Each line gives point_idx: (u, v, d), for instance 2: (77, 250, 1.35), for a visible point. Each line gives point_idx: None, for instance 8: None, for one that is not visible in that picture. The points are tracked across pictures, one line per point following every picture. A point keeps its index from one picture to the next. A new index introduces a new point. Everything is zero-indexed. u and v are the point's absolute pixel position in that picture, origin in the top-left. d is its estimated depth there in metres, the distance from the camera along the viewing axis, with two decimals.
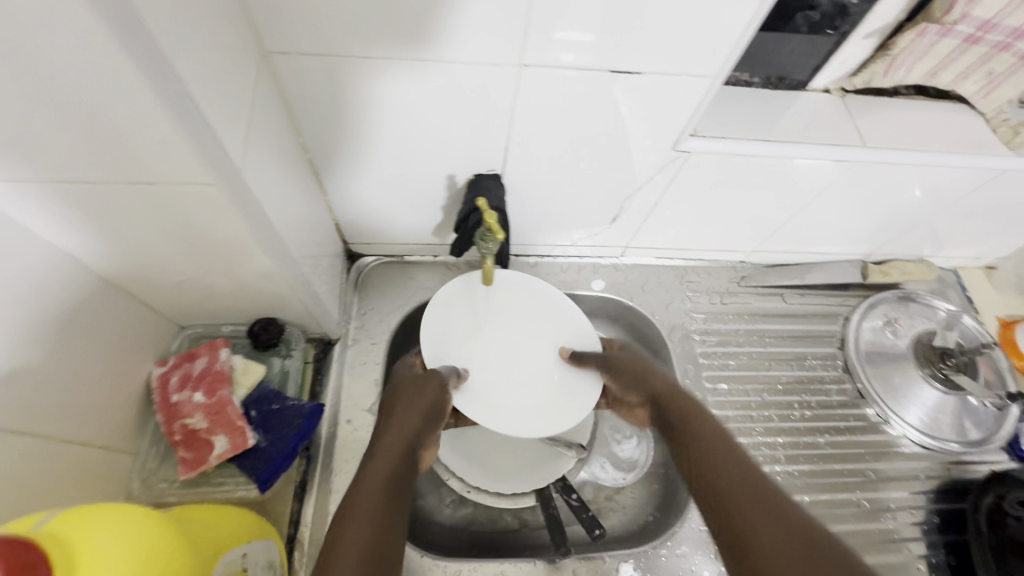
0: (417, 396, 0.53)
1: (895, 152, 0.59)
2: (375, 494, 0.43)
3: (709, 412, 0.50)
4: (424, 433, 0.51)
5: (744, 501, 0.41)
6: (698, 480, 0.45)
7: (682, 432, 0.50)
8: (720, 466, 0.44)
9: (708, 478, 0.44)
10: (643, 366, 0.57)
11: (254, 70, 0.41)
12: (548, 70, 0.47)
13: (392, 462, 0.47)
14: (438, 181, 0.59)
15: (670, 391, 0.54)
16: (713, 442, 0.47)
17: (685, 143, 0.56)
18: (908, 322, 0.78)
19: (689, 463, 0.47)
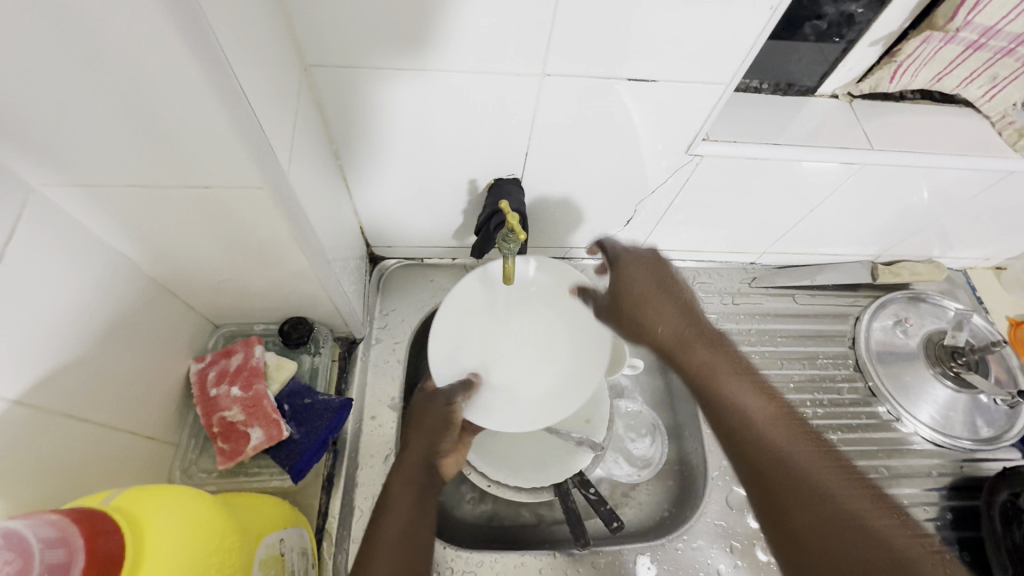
0: (425, 413, 0.55)
1: (903, 155, 0.60)
2: (397, 511, 0.47)
3: (732, 360, 0.53)
4: (443, 444, 0.54)
5: (793, 458, 0.44)
6: (741, 438, 0.47)
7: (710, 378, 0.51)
8: (763, 424, 0.47)
9: (756, 438, 0.46)
10: (663, 312, 0.56)
11: (296, 81, 0.44)
12: (570, 79, 0.49)
13: (413, 478, 0.50)
14: (460, 185, 0.62)
15: (691, 335, 0.55)
16: (750, 400, 0.49)
17: (698, 147, 0.58)
18: (919, 322, 0.79)
19: (726, 415, 0.48)
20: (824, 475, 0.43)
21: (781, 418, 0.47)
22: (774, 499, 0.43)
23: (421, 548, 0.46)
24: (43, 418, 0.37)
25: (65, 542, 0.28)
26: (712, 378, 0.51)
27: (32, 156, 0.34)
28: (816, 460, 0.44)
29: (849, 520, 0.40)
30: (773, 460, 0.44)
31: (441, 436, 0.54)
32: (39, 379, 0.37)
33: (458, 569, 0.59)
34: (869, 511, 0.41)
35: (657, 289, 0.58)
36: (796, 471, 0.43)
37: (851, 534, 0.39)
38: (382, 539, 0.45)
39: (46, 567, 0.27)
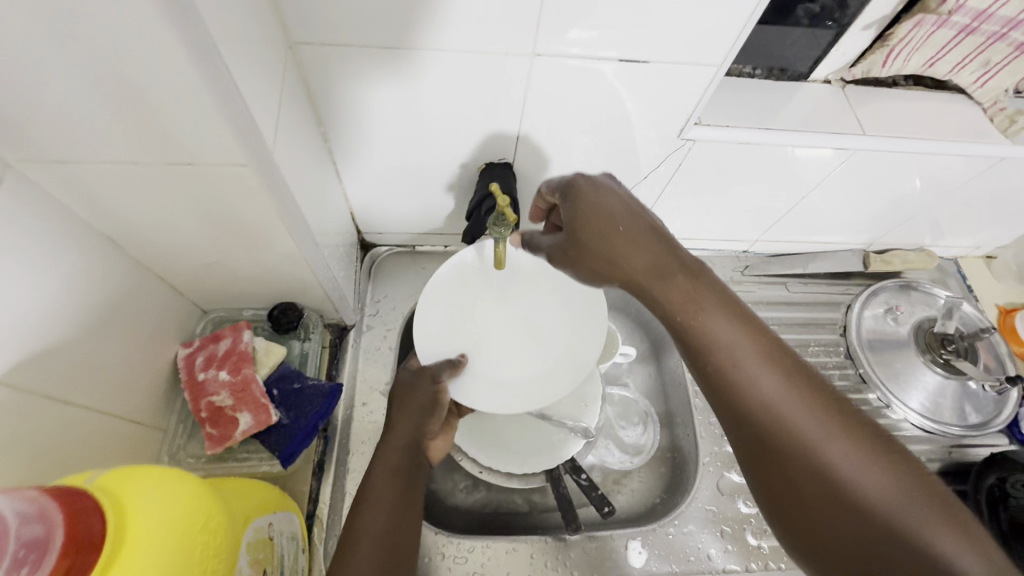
0: (412, 391, 0.54)
1: (895, 140, 0.60)
2: (382, 499, 0.46)
3: (712, 289, 0.40)
4: (428, 425, 0.52)
5: (782, 408, 0.35)
6: (720, 391, 0.37)
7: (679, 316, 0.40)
8: (745, 371, 0.36)
9: (733, 391, 0.37)
10: (626, 240, 0.44)
11: (283, 60, 0.43)
12: (561, 61, 0.49)
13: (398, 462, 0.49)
14: (451, 170, 0.61)
15: (655, 267, 0.42)
16: (730, 338, 0.38)
17: (690, 132, 0.57)
18: (910, 309, 0.79)
19: (699, 361, 0.39)
20: (818, 428, 0.34)
21: (767, 355, 0.37)
22: (760, 460, 0.36)
23: (404, 536, 0.45)
24: (26, 401, 0.37)
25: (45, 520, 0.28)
26: (682, 315, 0.40)
27: (11, 132, 0.33)
28: (808, 410, 0.34)
29: (851, 482, 0.32)
30: (756, 418, 0.35)
31: (429, 416, 0.53)
32: (21, 360, 0.36)
33: (450, 555, 0.59)
34: (873, 468, 0.32)
35: (624, 219, 0.45)
36: (782, 430, 0.34)
37: (845, 499, 0.32)
38: (365, 531, 0.44)
39: (23, 544, 0.27)
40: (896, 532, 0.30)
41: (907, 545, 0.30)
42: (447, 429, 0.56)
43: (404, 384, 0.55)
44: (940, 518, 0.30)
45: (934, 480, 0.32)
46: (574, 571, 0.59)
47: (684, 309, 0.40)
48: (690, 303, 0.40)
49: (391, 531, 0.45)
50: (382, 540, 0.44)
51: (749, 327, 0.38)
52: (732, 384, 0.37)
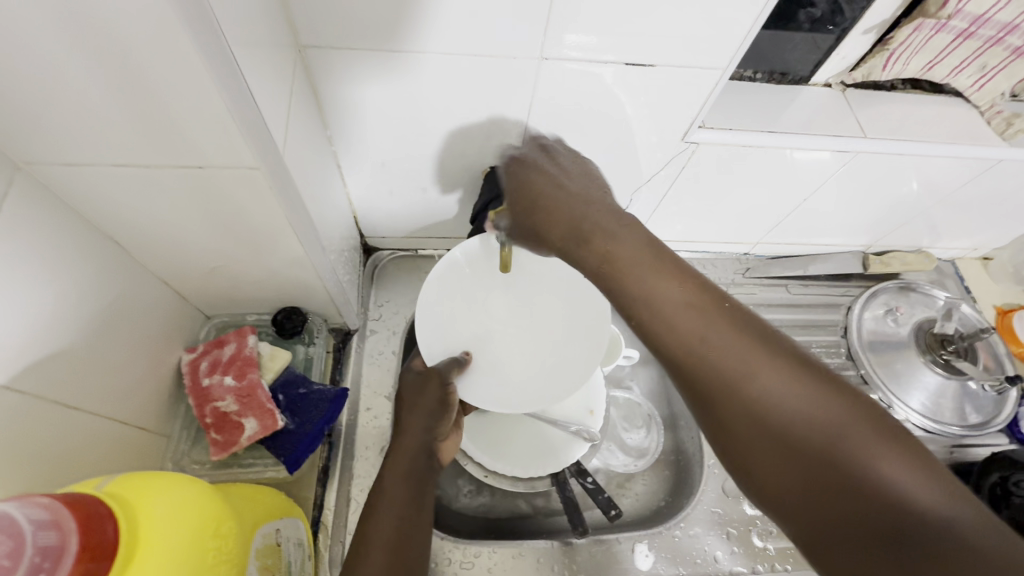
0: (419, 391, 0.55)
1: (895, 143, 0.61)
2: (394, 501, 0.47)
3: (636, 242, 0.40)
4: (436, 425, 0.54)
5: (717, 351, 0.34)
6: (655, 344, 0.37)
7: (611, 274, 0.39)
8: (680, 319, 0.36)
9: (669, 342, 0.36)
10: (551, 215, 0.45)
11: (291, 63, 0.43)
12: (565, 65, 0.49)
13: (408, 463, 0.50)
14: (453, 173, 0.61)
15: (585, 229, 0.42)
16: (658, 289, 0.37)
17: (694, 135, 0.58)
18: (909, 310, 0.80)
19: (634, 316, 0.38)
20: (757, 367, 0.33)
21: (698, 300, 0.36)
22: (706, 409, 0.35)
23: (416, 538, 0.46)
24: (32, 406, 0.36)
25: (58, 527, 0.27)
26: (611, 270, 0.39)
27: (22, 136, 0.33)
28: (746, 350, 0.34)
29: (797, 416, 0.31)
30: (690, 364, 0.35)
31: (439, 418, 0.54)
32: (25, 365, 0.36)
33: (457, 560, 0.59)
34: (811, 398, 0.32)
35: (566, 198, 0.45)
36: (723, 375, 0.34)
37: (791, 435, 0.31)
38: (377, 533, 0.45)
39: (39, 550, 0.26)
40: (839, 458, 0.30)
41: (858, 472, 0.30)
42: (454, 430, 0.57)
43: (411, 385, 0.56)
44: (881, 441, 0.30)
45: (870, 403, 0.32)
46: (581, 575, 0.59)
47: (616, 268, 0.39)
48: (618, 261, 0.39)
49: (401, 532, 0.45)
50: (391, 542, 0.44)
51: (677, 276, 0.38)
52: (668, 335, 0.36)
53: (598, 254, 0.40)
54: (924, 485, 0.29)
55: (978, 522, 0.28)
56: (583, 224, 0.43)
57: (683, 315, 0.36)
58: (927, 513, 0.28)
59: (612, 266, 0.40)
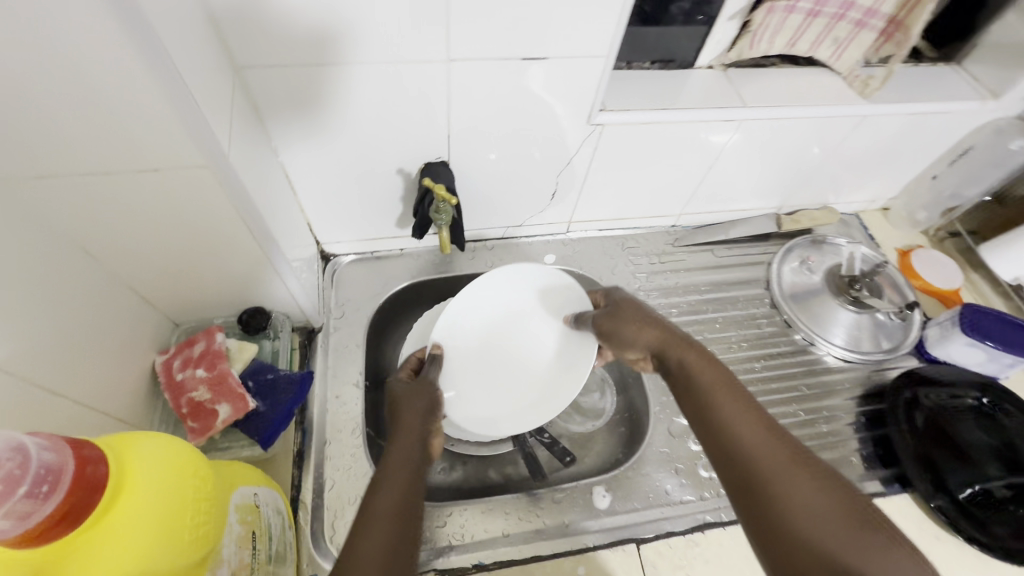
0: (417, 394, 0.58)
1: (769, 109, 0.71)
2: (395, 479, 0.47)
3: (714, 358, 0.51)
4: (429, 419, 0.56)
5: (765, 464, 0.42)
6: (713, 444, 0.45)
7: (687, 381, 0.50)
8: (746, 431, 0.44)
9: (727, 441, 0.44)
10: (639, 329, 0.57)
11: (229, 80, 0.49)
12: (472, 63, 0.56)
13: (410, 446, 0.51)
14: (391, 173, 0.68)
15: (669, 340, 0.54)
16: (726, 400, 0.47)
17: (597, 117, 0.66)
18: (819, 259, 0.90)
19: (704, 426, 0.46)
20: (801, 476, 0.41)
21: (759, 416, 0.45)
22: (749, 508, 0.41)
23: (416, 522, 0.45)
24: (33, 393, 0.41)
25: (58, 448, 0.31)
26: (707, 387, 0.48)
27: None
28: (794, 461, 0.42)
29: (824, 522, 0.38)
30: (739, 465, 0.43)
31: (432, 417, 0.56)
32: (28, 356, 0.41)
33: (432, 521, 0.62)
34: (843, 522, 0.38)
35: (651, 316, 0.58)
36: (765, 481, 0.41)
37: (819, 518, 0.38)
38: (379, 508, 0.44)
39: (43, 465, 0.30)
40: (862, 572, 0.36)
41: None
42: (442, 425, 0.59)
43: (408, 388, 0.59)
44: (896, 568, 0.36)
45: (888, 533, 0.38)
46: (545, 520, 0.63)
47: (694, 377, 0.50)
48: (697, 375, 0.50)
49: (402, 509, 0.44)
50: (395, 517, 0.43)
51: (745, 396, 0.47)
52: (724, 429, 0.45)
53: (678, 370, 0.51)
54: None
55: None
56: (664, 334, 0.55)
57: (739, 430, 0.44)
58: None
59: (688, 378, 0.50)
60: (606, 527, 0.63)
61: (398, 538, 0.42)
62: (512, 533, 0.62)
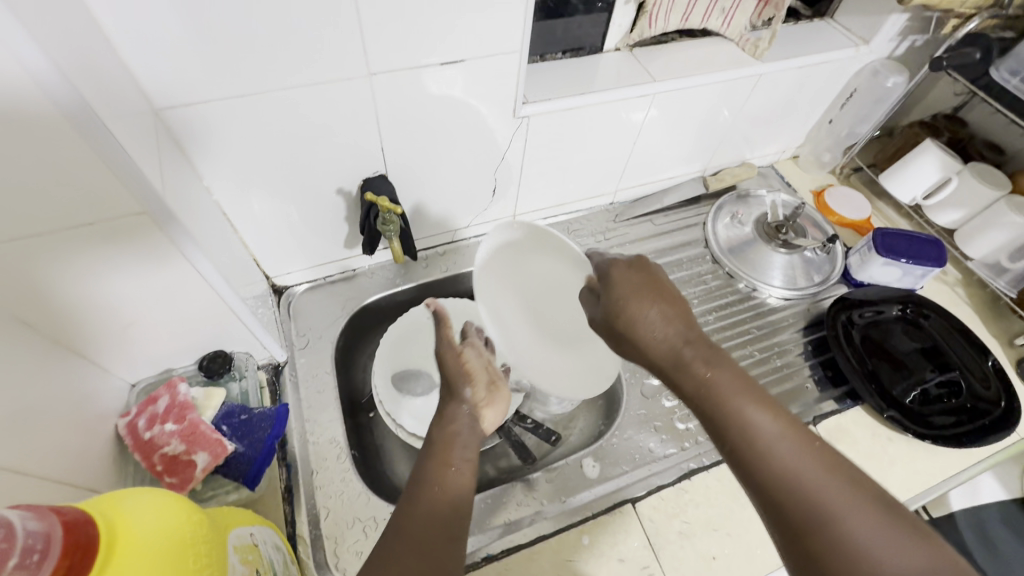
0: (457, 371, 0.64)
1: (676, 81, 0.77)
2: (441, 453, 0.53)
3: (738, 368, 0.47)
4: (476, 389, 0.63)
5: (810, 500, 0.39)
6: (750, 476, 0.42)
7: (711, 403, 0.45)
8: (779, 457, 0.41)
9: (768, 475, 0.41)
10: (646, 332, 0.51)
11: (151, 123, 0.49)
12: (396, 73, 0.58)
13: (459, 422, 0.58)
14: (331, 195, 0.69)
15: (687, 351, 0.49)
16: (759, 426, 0.43)
17: (522, 111, 0.69)
18: (747, 211, 0.96)
19: (734, 451, 0.43)
20: (843, 505, 0.38)
21: (798, 440, 0.42)
22: (798, 550, 0.38)
23: (464, 484, 0.51)
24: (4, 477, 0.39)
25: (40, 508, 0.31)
26: (734, 409, 0.44)
27: None
28: (834, 485, 0.39)
29: (880, 559, 0.36)
30: (784, 502, 0.40)
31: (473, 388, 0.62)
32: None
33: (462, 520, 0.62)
34: (905, 557, 0.36)
35: (660, 322, 0.51)
36: (815, 519, 0.38)
37: (874, 557, 0.36)
38: (425, 477, 0.51)
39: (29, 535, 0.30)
40: None
41: None
42: (495, 390, 0.64)
43: (451, 366, 0.65)
44: None
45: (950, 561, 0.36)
46: (543, 500, 0.65)
47: (715, 399, 0.45)
48: (722, 395, 0.45)
49: (445, 481, 0.50)
50: (437, 485, 0.50)
51: (781, 416, 0.43)
52: (762, 462, 0.41)
53: (701, 388, 0.46)
54: None
55: None
56: (677, 344, 0.50)
57: (778, 461, 0.41)
58: None
59: (713, 398, 0.45)
60: (600, 494, 0.66)
61: (438, 506, 0.48)
62: (514, 520, 0.63)
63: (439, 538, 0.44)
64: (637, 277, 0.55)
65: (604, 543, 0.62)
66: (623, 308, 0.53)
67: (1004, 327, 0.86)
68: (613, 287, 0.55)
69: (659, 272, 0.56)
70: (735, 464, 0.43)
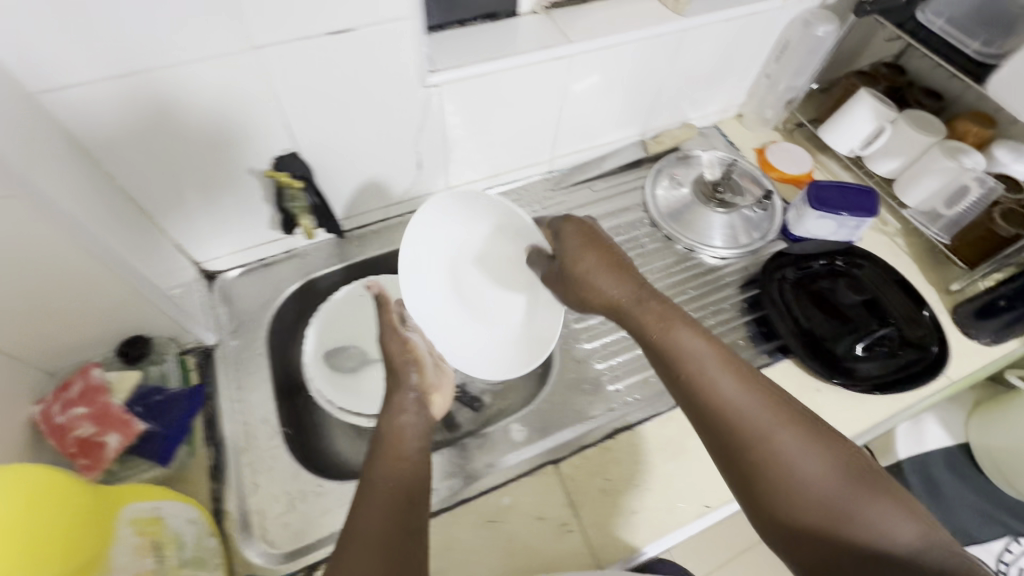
0: (404, 356, 0.62)
1: (592, 40, 0.75)
2: (389, 446, 0.53)
3: (686, 319, 0.55)
4: (422, 372, 0.62)
5: (748, 425, 0.48)
6: (698, 408, 0.50)
7: (664, 348, 0.53)
8: (722, 391, 0.50)
9: (713, 408, 0.49)
10: (602, 291, 0.59)
11: (22, 108, 0.48)
12: (284, 46, 0.57)
13: (410, 411, 0.57)
14: (243, 175, 0.69)
15: (644, 305, 0.56)
16: (709, 368, 0.51)
17: (429, 79, 0.68)
18: (685, 173, 0.95)
19: (689, 402, 0.51)
20: (775, 427, 0.47)
21: (739, 378, 0.50)
22: (736, 464, 0.48)
23: (419, 474, 0.52)
24: None
25: None
26: (685, 353, 0.52)
27: None
28: (766, 415, 0.48)
29: (803, 466, 0.46)
30: (728, 428, 0.48)
31: (421, 370, 0.62)
32: None
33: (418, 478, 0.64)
34: (820, 463, 0.46)
35: (615, 282, 0.58)
36: (752, 440, 0.47)
37: (796, 465, 0.46)
38: (375, 473, 0.50)
39: None
40: (835, 501, 0.45)
41: (842, 515, 0.44)
42: (441, 373, 0.65)
43: (393, 352, 0.62)
44: (864, 494, 0.45)
45: (856, 465, 0.46)
46: (467, 466, 0.66)
47: (669, 344, 0.53)
48: (676, 342, 0.53)
49: (398, 475, 0.51)
50: (390, 483, 0.49)
51: (725, 359, 0.51)
52: (707, 395, 0.50)
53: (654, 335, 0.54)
54: (884, 509, 0.44)
55: (929, 546, 0.43)
56: (636, 298, 0.57)
57: (722, 395, 0.49)
58: (894, 544, 0.43)
59: (666, 346, 0.53)
60: (525, 457, 0.67)
61: (393, 503, 0.48)
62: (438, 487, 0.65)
63: (397, 537, 0.46)
64: (588, 244, 0.61)
65: (525, 504, 0.63)
66: (587, 268, 0.60)
67: (942, 272, 0.86)
68: (567, 249, 0.62)
69: (610, 244, 0.61)
70: (685, 399, 0.51)
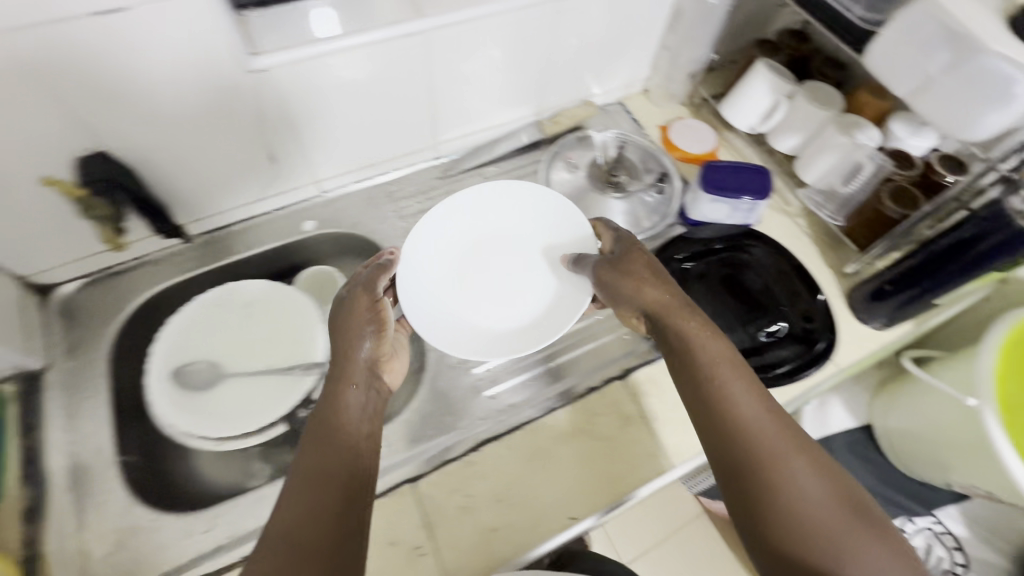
0: (369, 314, 0.59)
1: (447, 14, 0.67)
2: (333, 421, 0.51)
3: (719, 337, 0.54)
4: (377, 339, 0.58)
5: (761, 448, 0.47)
6: (713, 419, 0.50)
7: (688, 356, 0.53)
8: (744, 409, 0.49)
9: (729, 423, 0.49)
10: (637, 292, 0.58)
11: None
12: (43, 32, 0.48)
13: (364, 387, 0.54)
14: (44, 184, 0.59)
15: (676, 312, 0.56)
16: (735, 387, 0.50)
17: (252, 63, 0.60)
18: (581, 156, 0.89)
19: (709, 421, 0.50)
20: (790, 456, 0.47)
21: (763, 403, 0.49)
22: (741, 485, 0.47)
23: (363, 462, 0.49)
24: None
25: None
26: (709, 365, 0.51)
27: None
28: (781, 441, 0.47)
29: (808, 503, 0.45)
30: (740, 444, 0.48)
31: (375, 337, 0.58)
32: None
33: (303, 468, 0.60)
34: (830, 505, 0.45)
35: (655, 288, 0.58)
36: (765, 462, 0.46)
37: (803, 499, 0.45)
38: (304, 453, 0.48)
39: None
40: (834, 543, 0.43)
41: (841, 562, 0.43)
42: (397, 343, 0.62)
43: (361, 305, 0.59)
44: (869, 545, 0.43)
45: (870, 517, 0.45)
46: None
47: (696, 355, 0.52)
48: (707, 356, 0.52)
49: (339, 455, 0.48)
50: (326, 465, 0.47)
51: (751, 383, 0.51)
52: (725, 410, 0.49)
53: (681, 343, 0.54)
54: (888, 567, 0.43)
55: None
56: (670, 305, 0.57)
57: (740, 414, 0.49)
58: None
59: (689, 358, 0.53)
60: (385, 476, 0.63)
61: (325, 491, 0.46)
62: None
63: (325, 525, 0.44)
64: (634, 255, 0.61)
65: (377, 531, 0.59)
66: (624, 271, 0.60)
67: (840, 255, 0.82)
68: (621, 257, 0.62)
69: (653, 262, 0.61)
70: (699, 409, 0.51)
